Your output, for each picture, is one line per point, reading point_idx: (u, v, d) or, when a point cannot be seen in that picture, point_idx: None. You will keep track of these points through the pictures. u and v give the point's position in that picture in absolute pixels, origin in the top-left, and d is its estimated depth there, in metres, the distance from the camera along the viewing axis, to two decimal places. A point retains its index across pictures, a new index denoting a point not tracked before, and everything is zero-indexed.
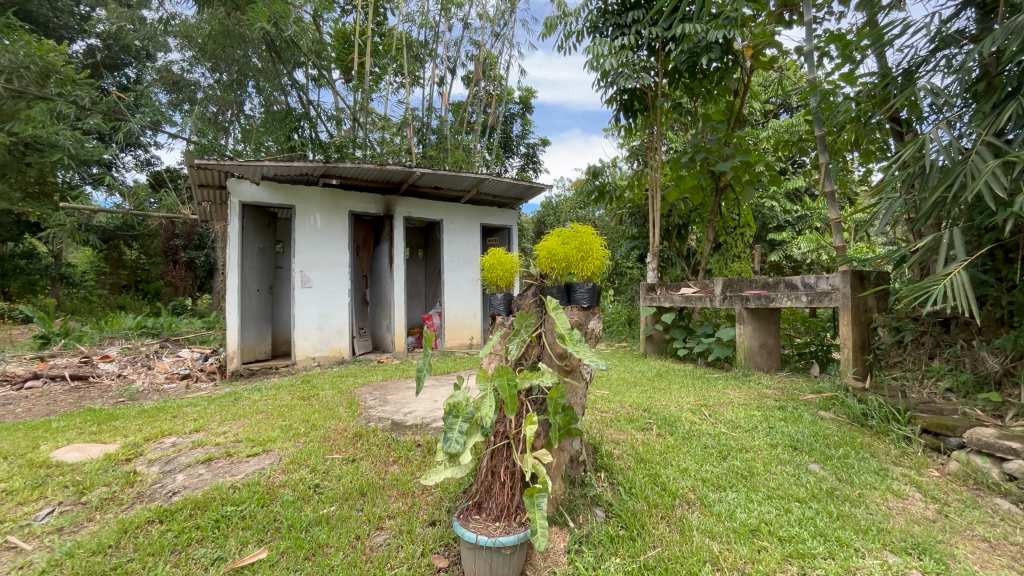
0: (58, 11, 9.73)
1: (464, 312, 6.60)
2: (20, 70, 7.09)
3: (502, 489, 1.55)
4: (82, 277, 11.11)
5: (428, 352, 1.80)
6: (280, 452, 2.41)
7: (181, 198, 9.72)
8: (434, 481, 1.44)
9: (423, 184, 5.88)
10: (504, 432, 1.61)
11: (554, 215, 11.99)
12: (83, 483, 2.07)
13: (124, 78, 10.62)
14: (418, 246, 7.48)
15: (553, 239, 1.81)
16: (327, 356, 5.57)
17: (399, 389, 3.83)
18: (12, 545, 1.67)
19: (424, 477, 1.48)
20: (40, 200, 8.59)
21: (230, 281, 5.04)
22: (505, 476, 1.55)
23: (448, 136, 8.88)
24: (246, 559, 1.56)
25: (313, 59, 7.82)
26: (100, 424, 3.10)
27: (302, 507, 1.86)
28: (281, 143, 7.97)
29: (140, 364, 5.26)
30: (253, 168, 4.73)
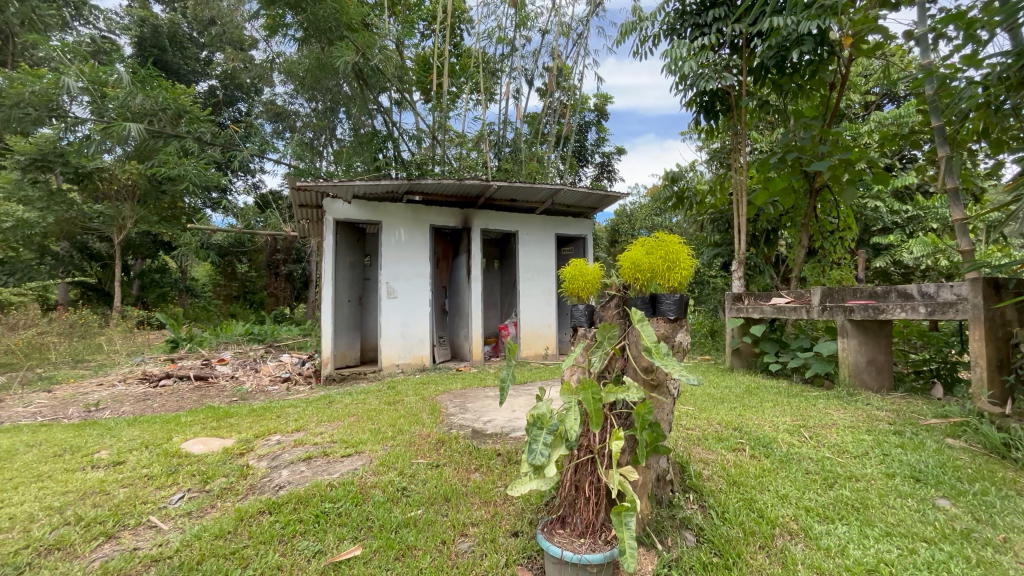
0: (186, 58, 11.38)
1: (540, 323, 6.61)
2: (159, 113, 8.24)
3: (587, 504, 1.52)
4: (203, 288, 12.63)
5: (511, 363, 1.82)
6: (370, 454, 2.55)
7: (283, 217, 10.76)
8: (520, 492, 1.43)
9: (499, 197, 6.01)
10: (588, 446, 1.58)
11: (629, 224, 11.76)
12: (206, 473, 2.33)
13: (237, 112, 12.04)
14: (494, 257, 7.66)
15: (638, 248, 1.77)
16: (410, 363, 5.83)
17: (477, 397, 3.90)
18: (153, 523, 1.92)
19: (509, 488, 1.48)
20: (171, 222, 9.95)
21: (324, 292, 5.47)
22: (590, 491, 1.52)
23: (523, 148, 9.02)
24: (343, 554, 1.66)
25: (396, 83, 8.30)
26: (218, 420, 3.49)
27: (391, 508, 1.95)
28: (368, 164, 8.58)
29: (249, 368, 5.85)
30: (346, 187, 5.11)
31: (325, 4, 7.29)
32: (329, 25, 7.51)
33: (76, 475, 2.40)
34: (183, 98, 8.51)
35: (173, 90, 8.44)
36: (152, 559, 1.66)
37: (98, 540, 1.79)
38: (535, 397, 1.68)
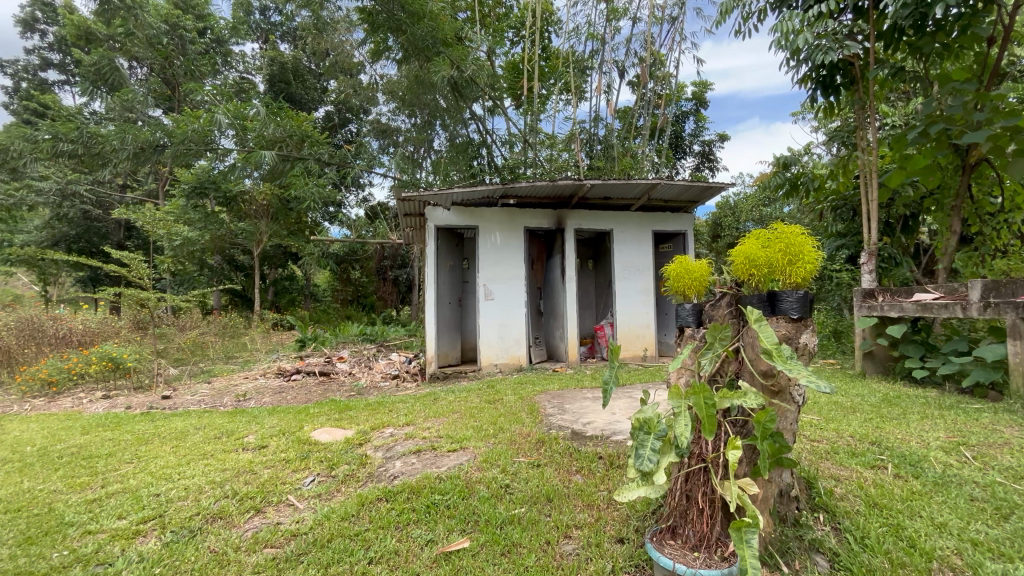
0: (307, 89, 12.75)
1: (638, 323, 6.40)
2: (286, 139, 9.32)
3: (700, 516, 1.44)
4: (324, 293, 14.08)
5: (613, 365, 1.77)
6: (474, 450, 2.65)
7: (390, 227, 11.62)
8: (629, 499, 1.39)
9: (593, 196, 5.91)
10: (701, 455, 1.49)
11: (733, 216, 10.93)
12: (333, 460, 2.59)
13: (348, 133, 13.27)
14: (588, 257, 7.57)
15: (751, 242, 1.63)
16: (508, 363, 5.98)
17: (575, 399, 3.87)
18: (292, 501, 2.17)
19: (615, 494, 1.44)
20: (297, 235, 11.26)
21: (428, 295, 5.82)
22: (703, 503, 1.43)
23: (616, 144, 8.79)
24: (453, 545, 1.74)
25: (488, 91, 8.60)
26: (340, 412, 3.87)
27: (496, 504, 2.01)
28: (463, 172, 8.92)
29: (364, 365, 6.39)
30: (446, 195, 5.39)
31: (423, 24, 7.76)
32: (427, 43, 7.97)
33: (231, 455, 2.81)
34: (305, 125, 9.52)
35: (297, 119, 9.50)
36: (291, 533, 1.88)
37: (250, 513, 2.07)
38: (639, 400, 1.61)
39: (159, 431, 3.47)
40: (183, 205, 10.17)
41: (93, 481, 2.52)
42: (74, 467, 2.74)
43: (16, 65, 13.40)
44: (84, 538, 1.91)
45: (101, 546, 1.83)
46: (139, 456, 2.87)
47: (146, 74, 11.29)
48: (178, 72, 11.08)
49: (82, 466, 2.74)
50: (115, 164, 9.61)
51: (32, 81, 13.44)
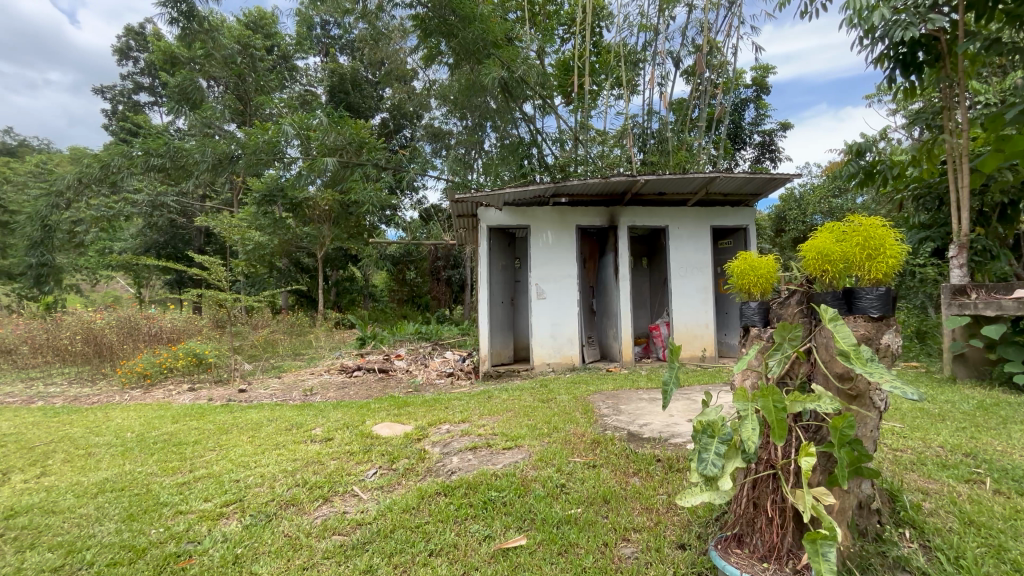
0: (364, 97, 13.26)
1: (696, 322, 6.17)
2: (346, 146, 9.68)
3: (769, 526, 1.37)
4: (382, 293, 14.64)
5: (674, 365, 1.72)
6: (529, 449, 2.66)
7: (443, 228, 11.90)
8: (692, 504, 1.35)
9: (647, 191, 5.74)
10: (770, 461, 1.41)
11: (798, 209, 10.29)
12: (393, 454, 2.69)
13: (403, 138, 13.72)
14: (642, 255, 7.40)
15: (824, 235, 1.51)
16: (560, 362, 5.95)
17: (631, 399, 3.79)
18: (357, 492, 2.28)
19: (678, 498, 1.40)
20: (357, 238, 11.77)
21: (481, 294, 5.91)
22: (773, 512, 1.36)
23: (671, 137, 8.51)
24: (511, 542, 1.76)
25: (538, 90, 8.62)
26: (399, 407, 4.01)
27: (552, 504, 2.01)
28: (515, 172, 8.92)
29: (421, 363, 6.59)
30: (498, 196, 5.44)
31: (473, 27, 7.88)
32: (478, 46, 8.08)
33: (301, 446, 2.98)
34: (363, 132, 9.93)
35: (356, 127, 9.92)
36: (357, 522, 1.97)
37: (319, 501, 2.19)
38: (702, 403, 1.56)
39: (237, 421, 3.75)
40: (255, 211, 10.92)
41: (183, 465, 2.77)
42: (166, 452, 3.02)
43: (113, 90, 14.88)
44: (177, 517, 2.10)
45: (191, 525, 2.01)
46: (221, 445, 3.12)
47: (222, 91, 12.20)
48: (249, 87, 11.90)
49: (172, 452, 3.01)
50: (196, 176, 10.46)
51: (127, 103, 14.94)
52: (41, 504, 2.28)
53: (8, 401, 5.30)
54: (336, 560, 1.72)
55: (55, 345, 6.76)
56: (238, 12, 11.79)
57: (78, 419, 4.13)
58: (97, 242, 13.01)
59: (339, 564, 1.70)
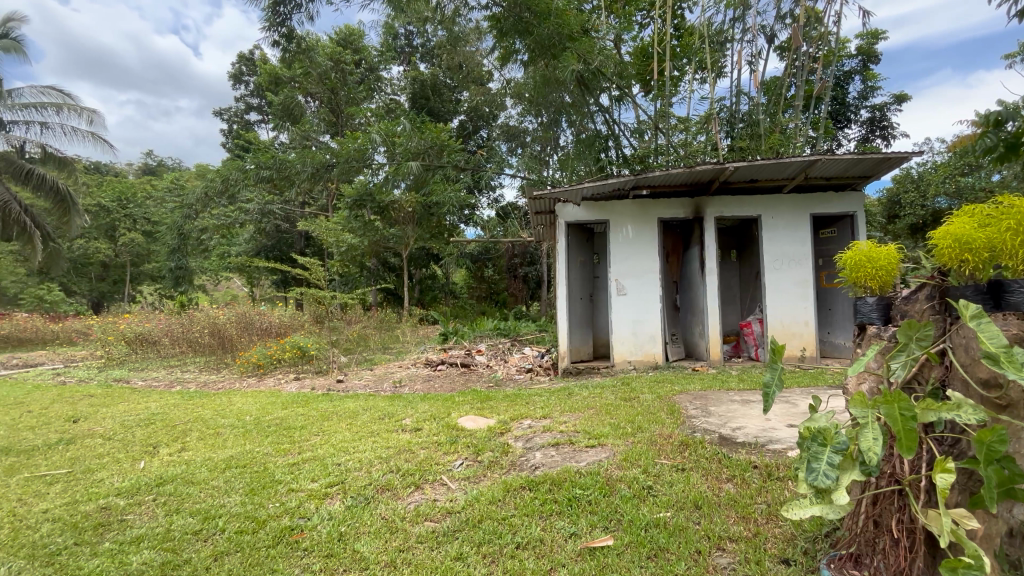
0: (444, 101, 13.71)
1: (794, 319, 5.67)
2: (428, 150, 10.12)
3: (895, 548, 1.23)
4: (461, 290, 15.16)
5: (776, 366, 1.60)
6: (613, 447, 2.62)
7: (521, 225, 12.04)
8: (799, 517, 1.25)
9: (736, 179, 5.37)
10: (896, 475, 1.26)
11: (918, 191, 9.09)
12: (478, 446, 2.78)
13: (480, 139, 14.05)
14: (731, 248, 6.97)
15: (961, 220, 1.34)
16: (642, 360, 5.78)
17: (721, 401, 3.58)
18: (445, 481, 2.39)
19: (785, 510, 1.30)
20: (438, 237, 12.27)
21: (560, 290, 5.93)
22: (900, 533, 1.21)
23: (762, 120, 7.88)
24: (598, 541, 1.74)
25: (616, 80, 8.42)
26: (482, 401, 4.13)
27: (639, 505, 1.96)
28: (591, 166, 8.78)
29: (500, 359, 6.73)
30: (576, 191, 5.39)
31: (549, 24, 7.57)
32: (552, 40, 7.80)
33: (393, 435, 3.17)
34: (443, 135, 10.28)
35: (437, 131, 10.29)
36: (447, 510, 2.06)
37: (411, 488, 2.32)
38: (811, 409, 1.44)
39: (337, 409, 4.08)
40: (348, 216, 11.76)
41: (293, 447, 3.07)
42: (279, 435, 3.36)
43: (230, 111, 16.75)
44: (289, 494, 2.33)
45: (301, 502, 2.22)
46: (323, 430, 3.41)
47: (317, 106, 13.27)
48: (341, 100, 12.83)
49: (284, 435, 3.35)
50: (298, 185, 11.44)
51: (241, 123, 16.78)
52: (183, 475, 2.64)
53: (155, 385, 6.21)
54: (429, 544, 1.81)
55: (189, 337, 7.79)
56: (331, 31, 12.75)
57: (208, 403, 4.73)
58: (219, 246, 14.77)
59: (432, 549, 1.79)
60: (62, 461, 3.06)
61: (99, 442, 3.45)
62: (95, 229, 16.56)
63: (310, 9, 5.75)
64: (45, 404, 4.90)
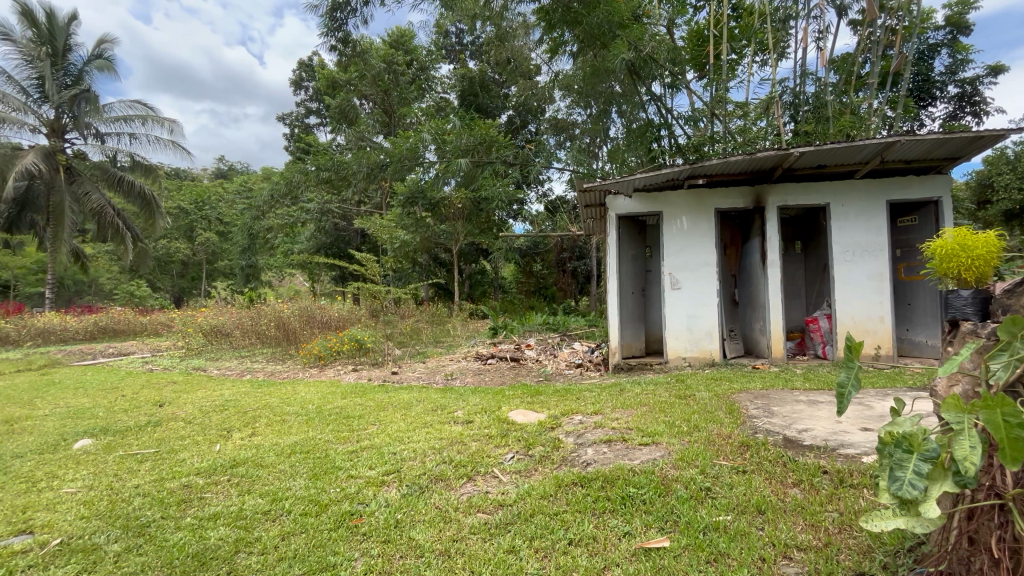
0: (492, 97, 13.74)
1: (867, 315, 5.27)
2: (477, 147, 10.18)
3: (994, 569, 1.12)
4: (510, 285, 15.27)
5: (853, 365, 1.50)
6: (667, 446, 2.54)
7: (570, 219, 11.93)
8: (881, 529, 1.16)
9: (802, 165, 5.04)
10: (997, 489, 1.14)
11: (1015, 173, 8.15)
12: (529, 441, 2.79)
13: (528, 133, 14.01)
14: (795, 239, 6.58)
15: None
16: (698, 357, 5.58)
17: (785, 401, 3.39)
18: (497, 474, 2.41)
19: (864, 521, 1.22)
20: (487, 233, 12.38)
21: (611, 285, 5.83)
22: (999, 553, 1.11)
23: (830, 100, 7.31)
24: (653, 542, 1.70)
25: (669, 67, 8.07)
26: (532, 396, 4.13)
27: (697, 507, 1.90)
28: (642, 157, 8.52)
29: (550, 353, 6.71)
30: (627, 183, 5.26)
31: (598, 11, 7.39)
32: (603, 30, 7.69)
33: (445, 426, 3.25)
34: (491, 131, 10.31)
35: (485, 127, 10.32)
36: (499, 503, 2.08)
37: (464, 479, 2.37)
38: (894, 413, 1.34)
39: (392, 400, 4.22)
40: (400, 213, 12.07)
41: (351, 436, 3.21)
42: (339, 423, 3.53)
43: (291, 116, 17.67)
44: (349, 480, 2.44)
45: (360, 488, 2.32)
46: (380, 420, 3.55)
47: (371, 107, 13.75)
48: (393, 101, 13.20)
49: (344, 424, 3.51)
50: (355, 185, 11.87)
51: (301, 127, 17.65)
52: (253, 458, 2.84)
53: (228, 374, 6.70)
54: (482, 536, 1.84)
55: (258, 330, 8.32)
56: (383, 33, 13.12)
57: (275, 391, 5.04)
58: (283, 244, 15.66)
59: (485, 540, 1.81)
60: (151, 441, 3.37)
61: (182, 425, 3.77)
62: (176, 230, 18.04)
63: (364, 12, 5.93)
64: (137, 390, 5.41)
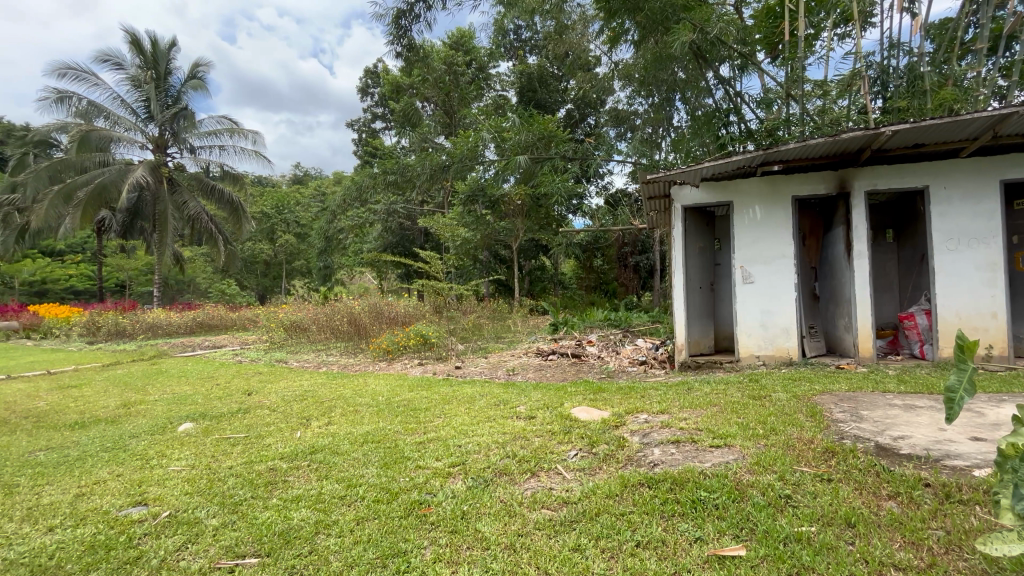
0: (551, 91, 13.64)
1: (976, 311, 4.71)
2: (536, 142, 10.16)
3: None
4: (570, 280, 15.20)
5: (967, 369, 1.35)
6: (741, 449, 2.41)
7: (632, 212, 11.62)
8: (1002, 554, 1.08)
9: (895, 145, 4.56)
10: None
11: None
12: (593, 438, 2.75)
13: (587, 126, 13.82)
14: (886, 227, 6.00)
15: None
16: (774, 355, 5.25)
17: (876, 404, 3.10)
18: (561, 470, 2.40)
19: (978, 543, 1.14)
20: (547, 228, 12.33)
21: (677, 279, 5.62)
22: None
23: (929, 71, 6.54)
24: (727, 550, 1.62)
25: (737, 47, 7.60)
26: (595, 393, 4.08)
27: (776, 516, 1.79)
28: (709, 145, 8.11)
29: (612, 350, 6.58)
30: (694, 172, 5.04)
31: None
32: (665, 13, 7.38)
33: (508, 421, 3.28)
34: (550, 125, 10.24)
35: (544, 122, 10.27)
36: (563, 500, 2.07)
37: (527, 474, 2.38)
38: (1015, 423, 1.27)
39: (456, 394, 4.34)
40: (462, 211, 12.30)
41: (419, 427, 3.33)
42: (407, 415, 3.68)
43: (360, 121, 18.59)
44: (417, 470, 2.53)
45: (428, 478, 2.41)
46: (445, 413, 3.66)
47: (433, 109, 14.17)
48: (455, 102, 13.54)
49: (412, 415, 3.65)
50: (419, 186, 12.29)
51: (368, 131, 18.50)
52: (329, 446, 3.02)
53: (307, 366, 7.21)
54: (547, 532, 1.84)
55: (332, 325, 8.86)
56: (444, 35, 13.44)
57: (349, 383, 5.36)
58: (353, 244, 16.52)
59: (550, 537, 1.81)
60: (241, 426, 3.69)
61: (267, 412, 4.10)
62: (260, 232, 19.58)
63: (427, 17, 6.12)
64: (229, 379, 5.97)
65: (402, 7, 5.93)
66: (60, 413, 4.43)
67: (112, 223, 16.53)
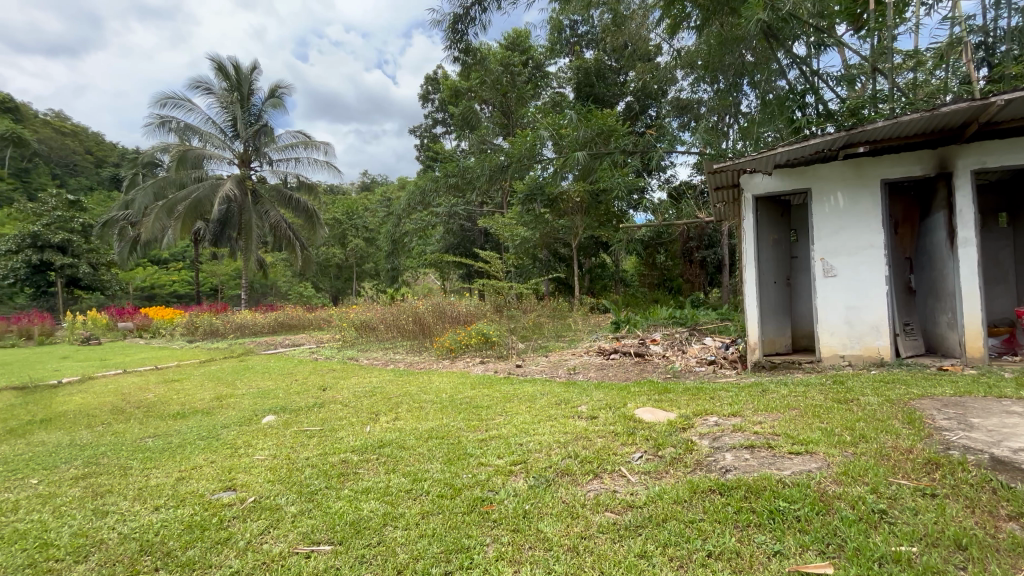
0: (610, 86, 13.36)
1: None
2: (593, 137, 10.00)
3: None
4: (632, 278, 14.80)
5: None
6: (826, 457, 2.22)
7: (698, 204, 11.11)
8: None
9: (1008, 116, 4.02)
10: None
11: None
12: (658, 441, 2.65)
13: (648, 117, 13.42)
14: (999, 210, 5.31)
15: None
16: (862, 355, 4.81)
17: (989, 411, 2.75)
18: (624, 473, 2.34)
19: None
20: (607, 224, 12.06)
21: (748, 273, 5.30)
22: None
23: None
24: (812, 567, 1.50)
25: (813, 23, 7.02)
26: (660, 393, 3.93)
27: (869, 533, 1.63)
28: (782, 130, 7.57)
29: (678, 349, 6.32)
30: (766, 159, 4.73)
31: None
32: None
33: (570, 421, 3.25)
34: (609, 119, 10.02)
35: (602, 116, 10.07)
36: (628, 504, 2.01)
37: (590, 475, 2.34)
38: None
39: (517, 392, 4.36)
40: (520, 211, 12.30)
41: (481, 425, 3.37)
42: (470, 412, 3.75)
43: (421, 128, 19.25)
44: (479, 467, 2.57)
45: (490, 476, 2.43)
46: (507, 411, 3.67)
47: (491, 110, 14.32)
48: (512, 102, 13.64)
49: (474, 413, 3.71)
50: (479, 187, 12.48)
51: (429, 136, 19.09)
52: (396, 440, 3.14)
53: (376, 363, 7.55)
54: (611, 536, 1.80)
55: (398, 324, 9.22)
56: (501, 37, 13.56)
57: (414, 380, 5.54)
58: (416, 247, 17.08)
59: (615, 541, 1.77)
60: (316, 420, 3.93)
61: (340, 407, 4.33)
62: (332, 238, 20.78)
63: (483, 19, 6.20)
64: (306, 375, 6.38)
65: (459, 11, 6.04)
66: (165, 404, 4.94)
67: (205, 233, 18.23)
